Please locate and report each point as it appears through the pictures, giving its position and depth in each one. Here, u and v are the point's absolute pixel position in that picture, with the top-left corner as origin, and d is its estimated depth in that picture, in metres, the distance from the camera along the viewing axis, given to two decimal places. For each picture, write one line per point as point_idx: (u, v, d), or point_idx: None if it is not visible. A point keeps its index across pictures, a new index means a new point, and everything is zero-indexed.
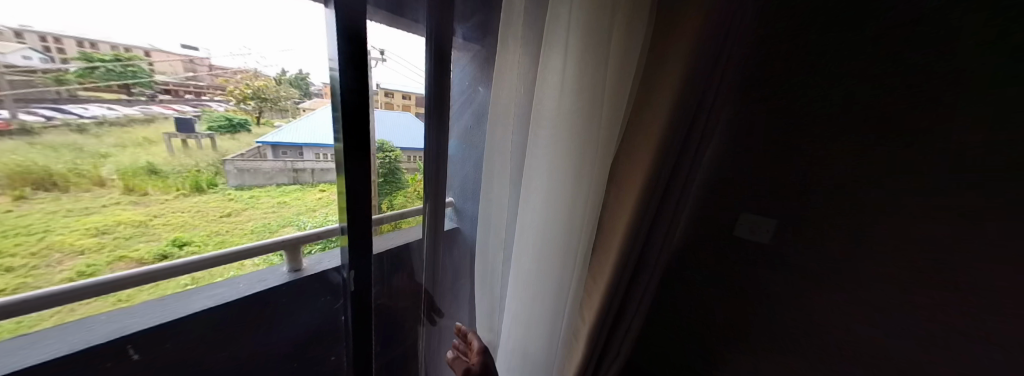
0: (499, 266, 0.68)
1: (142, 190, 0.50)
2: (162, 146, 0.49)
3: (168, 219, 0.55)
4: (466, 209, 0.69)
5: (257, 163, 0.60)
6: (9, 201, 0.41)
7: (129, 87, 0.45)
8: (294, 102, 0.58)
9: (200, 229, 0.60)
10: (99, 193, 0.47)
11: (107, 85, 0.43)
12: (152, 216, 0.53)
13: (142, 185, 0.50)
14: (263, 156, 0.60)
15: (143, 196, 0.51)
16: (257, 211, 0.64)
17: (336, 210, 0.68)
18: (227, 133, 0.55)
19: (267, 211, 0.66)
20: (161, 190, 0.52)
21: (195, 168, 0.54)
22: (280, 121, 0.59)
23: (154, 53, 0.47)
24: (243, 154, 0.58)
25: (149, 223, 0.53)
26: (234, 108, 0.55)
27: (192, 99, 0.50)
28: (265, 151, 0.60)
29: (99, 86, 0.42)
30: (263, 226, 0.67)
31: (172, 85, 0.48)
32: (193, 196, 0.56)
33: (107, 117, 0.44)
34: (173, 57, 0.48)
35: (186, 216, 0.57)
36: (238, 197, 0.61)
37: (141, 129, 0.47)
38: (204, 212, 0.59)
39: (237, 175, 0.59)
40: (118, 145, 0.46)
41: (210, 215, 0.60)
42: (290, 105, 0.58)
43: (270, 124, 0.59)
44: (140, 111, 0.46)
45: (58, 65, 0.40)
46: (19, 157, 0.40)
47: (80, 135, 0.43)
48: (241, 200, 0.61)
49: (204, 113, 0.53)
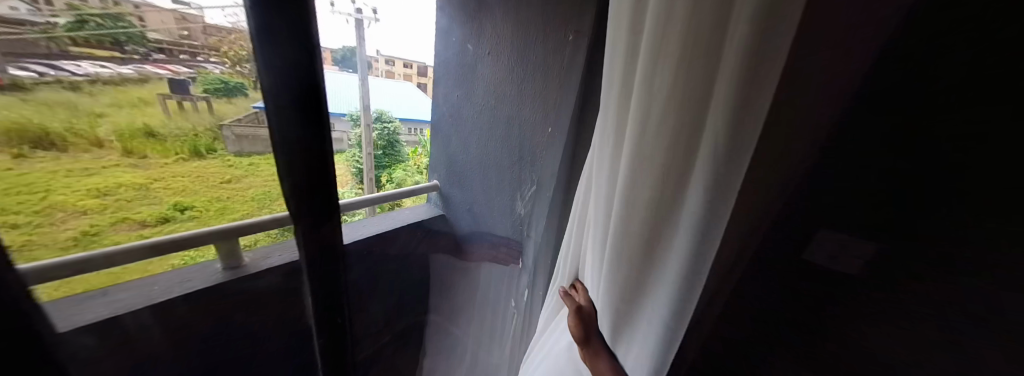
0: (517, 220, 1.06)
1: (140, 153, 0.49)
2: (158, 108, 0.47)
3: (166, 183, 0.54)
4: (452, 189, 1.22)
5: (256, 130, 0.52)
6: (8, 158, 0.40)
7: (121, 45, 0.42)
8: None
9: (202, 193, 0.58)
10: (98, 154, 0.46)
11: (101, 43, 0.41)
12: (151, 179, 0.52)
13: (139, 148, 0.49)
14: (261, 122, 0.51)
15: (143, 159, 0.50)
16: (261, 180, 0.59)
17: (339, 178, 0.72)
18: (222, 96, 0.49)
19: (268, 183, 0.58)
20: (159, 154, 0.51)
21: (194, 131, 0.51)
22: None
23: (144, 8, 0.42)
24: (241, 119, 0.51)
25: (149, 186, 0.53)
26: (229, 71, 0.47)
27: (188, 59, 0.46)
28: (261, 117, 0.51)
29: (92, 42, 0.41)
30: (262, 195, 0.60)
31: (166, 44, 0.44)
32: (194, 160, 0.53)
33: (99, 75, 0.42)
34: (165, 14, 0.43)
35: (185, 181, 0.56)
36: (239, 164, 0.56)
37: (137, 89, 0.45)
38: (205, 177, 0.56)
39: (236, 142, 0.53)
40: (112, 105, 0.44)
41: (211, 180, 0.57)
42: None
43: (263, 90, 0.49)
44: (133, 70, 0.44)
45: (47, 18, 0.38)
46: (17, 115, 0.39)
47: (73, 93, 0.41)
48: (243, 167, 0.57)
49: (199, 74, 0.47)
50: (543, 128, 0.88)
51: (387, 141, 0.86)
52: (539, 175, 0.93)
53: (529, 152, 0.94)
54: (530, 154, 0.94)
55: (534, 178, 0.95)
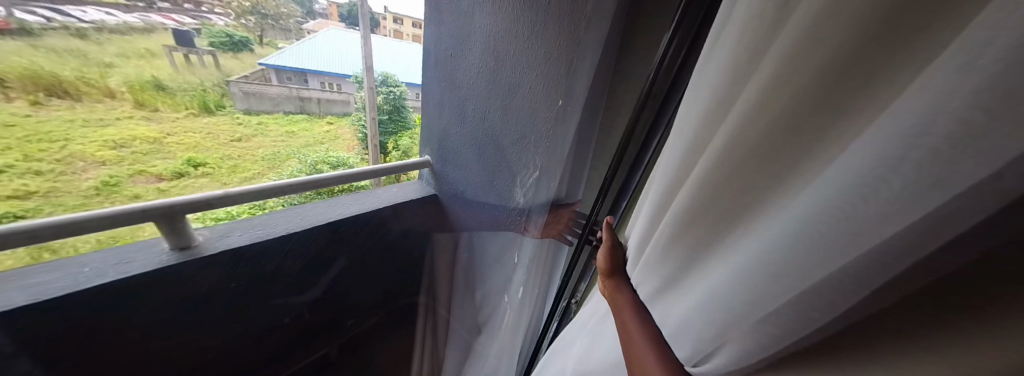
0: (516, 229, 0.73)
1: (152, 106, 0.48)
2: (164, 60, 0.47)
3: (180, 139, 0.52)
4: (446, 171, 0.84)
5: (263, 88, 0.58)
6: (27, 106, 0.39)
7: None
8: (298, 21, 0.59)
9: (213, 153, 0.56)
10: (110, 105, 0.45)
11: None
12: (164, 134, 0.50)
13: (151, 101, 0.47)
14: (268, 80, 0.59)
15: (154, 112, 0.49)
16: (268, 138, 0.62)
17: (345, 142, 0.75)
18: (229, 52, 0.52)
19: (279, 139, 0.63)
20: (171, 108, 0.50)
21: (202, 87, 0.51)
22: (283, 42, 0.58)
23: None
24: (248, 75, 0.55)
25: (163, 141, 0.50)
26: (235, 24, 0.52)
27: (191, 10, 0.49)
28: (269, 75, 0.59)
29: None
30: (274, 155, 0.62)
31: None
32: (203, 116, 0.53)
33: (106, 23, 0.42)
34: None
35: (197, 138, 0.53)
36: (247, 122, 0.58)
37: (142, 39, 0.45)
38: (216, 135, 0.55)
39: (244, 99, 0.56)
40: (121, 56, 0.43)
41: (221, 139, 0.56)
42: (295, 25, 0.59)
43: (273, 46, 0.57)
44: (139, 19, 0.44)
45: None
46: (29, 60, 0.37)
47: (83, 41, 0.40)
48: (250, 126, 0.59)
49: (202, 26, 0.49)
50: (550, 100, 0.51)
51: (393, 107, 0.83)
52: (543, 169, 0.58)
53: (533, 137, 0.56)
54: (534, 143, 0.57)
55: (533, 169, 0.60)
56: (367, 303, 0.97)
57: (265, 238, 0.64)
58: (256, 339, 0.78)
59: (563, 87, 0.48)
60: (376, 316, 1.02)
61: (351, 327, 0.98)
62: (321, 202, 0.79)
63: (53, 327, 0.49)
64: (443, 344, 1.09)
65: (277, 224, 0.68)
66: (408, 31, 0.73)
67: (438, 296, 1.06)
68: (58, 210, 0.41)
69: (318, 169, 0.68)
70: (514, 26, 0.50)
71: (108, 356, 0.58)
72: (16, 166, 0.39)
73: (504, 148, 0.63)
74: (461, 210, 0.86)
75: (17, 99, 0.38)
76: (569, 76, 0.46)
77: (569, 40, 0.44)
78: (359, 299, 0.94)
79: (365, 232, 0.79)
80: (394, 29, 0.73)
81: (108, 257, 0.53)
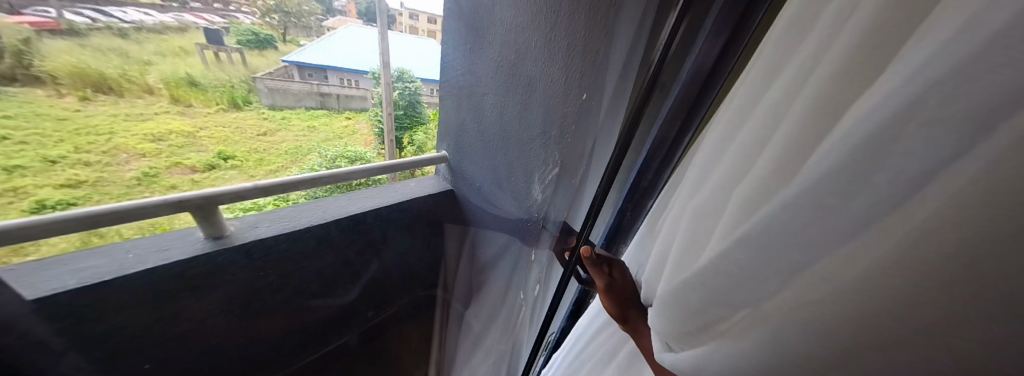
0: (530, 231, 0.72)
1: (186, 101, 0.50)
2: (197, 58, 0.49)
3: (211, 133, 0.54)
4: (461, 167, 0.88)
5: (285, 84, 0.59)
6: (76, 101, 0.42)
7: None
8: (318, 19, 0.60)
9: (240, 146, 0.58)
10: (149, 101, 0.48)
11: None
12: (197, 128, 0.53)
13: (186, 97, 0.50)
14: (291, 77, 0.59)
15: (188, 108, 0.51)
16: (291, 133, 0.64)
17: (362, 137, 0.76)
18: (255, 49, 0.53)
19: (301, 134, 0.65)
20: (203, 103, 0.52)
21: (230, 83, 0.53)
22: (304, 40, 0.59)
23: None
24: (272, 72, 0.57)
25: (196, 134, 0.53)
26: (260, 23, 0.53)
27: (220, 9, 0.50)
28: (292, 72, 0.59)
29: None
30: (296, 149, 0.66)
31: None
32: (231, 112, 0.55)
33: (144, 23, 0.45)
34: None
35: (226, 132, 0.56)
36: (273, 117, 0.60)
37: (177, 37, 0.47)
38: (243, 129, 0.57)
39: (269, 95, 0.58)
40: (158, 53, 0.46)
41: (247, 133, 0.58)
42: (315, 23, 0.59)
43: (295, 43, 0.58)
44: (174, 19, 0.47)
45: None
46: (77, 58, 0.40)
47: (123, 40, 0.43)
48: (275, 120, 0.60)
49: (231, 25, 0.51)
50: (574, 96, 0.49)
51: (409, 102, 0.81)
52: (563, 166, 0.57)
53: (552, 133, 0.56)
54: (554, 140, 0.56)
55: (553, 165, 0.58)
56: (384, 295, 1.01)
57: (292, 229, 0.71)
58: (280, 324, 0.83)
59: (587, 80, 0.47)
60: (391, 310, 1.05)
61: (370, 319, 1.01)
62: (342, 196, 0.82)
63: (108, 304, 0.55)
64: (454, 337, 1.11)
65: (300, 217, 0.74)
66: (424, 28, 0.73)
67: (450, 290, 1.08)
68: (105, 199, 0.48)
69: (336, 164, 0.74)
70: (538, 21, 0.50)
71: (153, 335, 0.64)
72: (68, 157, 0.43)
73: (524, 145, 0.64)
74: (479, 204, 0.87)
75: (68, 95, 0.41)
76: (598, 66, 0.44)
77: (599, 32, 0.42)
78: (376, 292, 0.98)
79: (377, 224, 0.83)
80: (411, 25, 0.72)
81: (148, 245, 0.58)
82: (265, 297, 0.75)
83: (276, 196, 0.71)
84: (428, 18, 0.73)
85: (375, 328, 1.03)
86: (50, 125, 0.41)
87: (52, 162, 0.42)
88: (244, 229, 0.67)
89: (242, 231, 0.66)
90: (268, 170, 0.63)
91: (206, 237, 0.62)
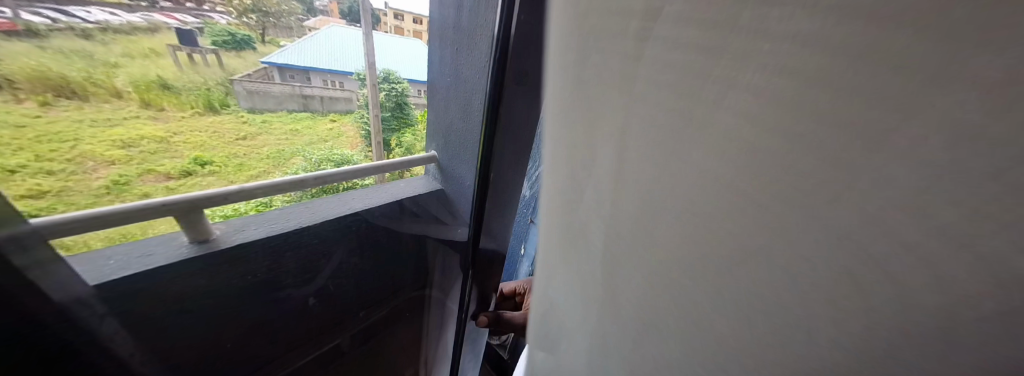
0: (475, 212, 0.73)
1: (158, 105, 0.48)
2: (169, 60, 0.47)
3: (186, 138, 0.52)
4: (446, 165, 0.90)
5: (265, 86, 0.57)
6: (36, 106, 0.40)
7: None
8: (299, 19, 0.57)
9: (219, 150, 0.56)
10: (117, 105, 0.45)
11: None
12: (170, 133, 0.51)
13: (157, 100, 0.48)
14: (271, 78, 0.57)
15: (161, 112, 0.49)
16: (272, 137, 0.61)
17: (348, 140, 0.73)
18: (231, 50, 0.51)
19: (283, 137, 0.62)
20: (176, 107, 0.50)
21: (205, 86, 0.51)
22: (285, 40, 0.57)
23: None
24: (250, 74, 0.54)
25: (170, 140, 0.51)
26: (237, 23, 0.51)
27: (193, 9, 0.47)
28: (272, 73, 0.57)
29: None
30: (279, 154, 0.63)
31: None
32: (207, 116, 0.53)
33: (110, 23, 0.42)
34: None
35: (203, 137, 0.54)
36: (253, 120, 0.57)
37: (146, 39, 0.45)
38: (222, 134, 0.55)
39: (248, 97, 0.55)
40: (125, 55, 0.44)
41: (226, 138, 0.56)
42: (296, 23, 0.57)
43: (275, 43, 0.56)
44: (142, 19, 0.44)
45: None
46: (35, 61, 0.38)
47: (88, 42, 0.41)
48: (256, 124, 0.58)
49: (205, 25, 0.48)
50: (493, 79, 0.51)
51: (396, 104, 0.78)
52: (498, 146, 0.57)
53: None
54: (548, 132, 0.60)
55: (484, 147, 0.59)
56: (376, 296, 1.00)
57: (280, 231, 0.72)
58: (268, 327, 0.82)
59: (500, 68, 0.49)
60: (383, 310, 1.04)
61: (362, 321, 1.00)
62: (330, 198, 0.79)
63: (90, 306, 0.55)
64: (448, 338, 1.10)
65: (290, 219, 0.74)
66: (410, 28, 0.72)
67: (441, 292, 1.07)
68: (72, 210, 0.45)
69: (320, 167, 0.72)
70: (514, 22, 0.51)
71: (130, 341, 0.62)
72: (28, 166, 0.41)
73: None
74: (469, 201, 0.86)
75: (25, 100, 0.39)
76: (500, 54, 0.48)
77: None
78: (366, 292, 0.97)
79: (363, 224, 0.84)
80: (396, 25, 0.70)
81: (132, 250, 0.55)
82: (251, 297, 0.76)
83: (258, 200, 0.67)
84: (413, 17, 0.72)
85: (367, 329, 1.01)
86: (5, 131, 0.39)
87: (11, 171, 0.40)
88: (230, 233, 0.66)
89: (228, 235, 0.65)
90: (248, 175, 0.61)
91: (191, 241, 0.61)
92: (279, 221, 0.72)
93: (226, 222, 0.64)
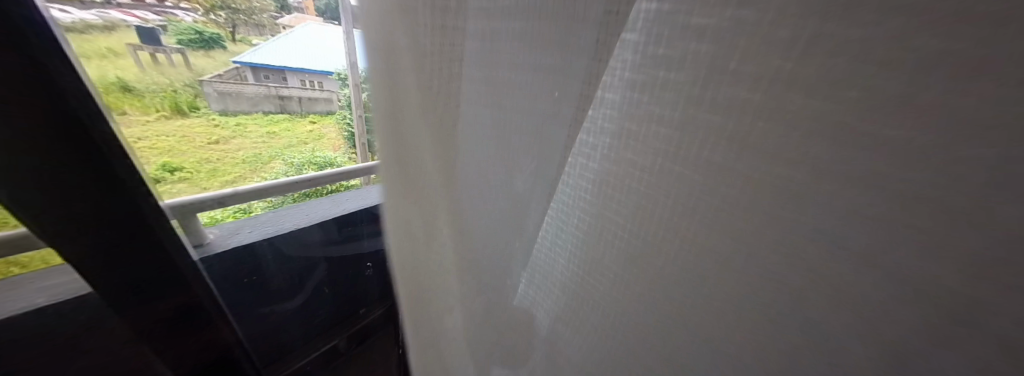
0: None
1: (119, 109, 0.44)
2: (128, 60, 0.44)
3: (152, 143, 0.49)
4: None
5: (239, 87, 0.53)
6: None
7: None
8: (273, 16, 0.50)
9: (189, 155, 0.54)
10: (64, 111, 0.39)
11: None
12: (136, 139, 0.46)
13: (118, 104, 0.43)
14: (244, 79, 0.53)
15: (122, 117, 0.44)
16: (249, 140, 0.59)
17: (331, 143, 0.67)
18: (199, 49, 0.48)
19: (261, 139, 0.60)
20: (139, 110, 0.46)
21: (170, 87, 0.48)
22: (257, 39, 0.51)
23: None
24: (221, 75, 0.51)
25: (135, 147, 0.47)
26: (203, 20, 0.46)
27: (154, 5, 0.43)
28: (245, 73, 0.53)
29: None
30: (255, 157, 0.61)
31: None
32: (175, 119, 0.50)
33: (60, 22, 0.37)
34: None
35: (170, 142, 0.51)
36: (225, 123, 0.54)
37: (100, 38, 0.41)
38: (192, 138, 0.53)
39: (219, 99, 0.52)
40: (79, 54, 0.39)
41: (197, 141, 0.53)
42: (270, 21, 0.50)
43: (246, 42, 0.51)
44: (97, 16, 0.40)
45: None
46: None
47: (68, 34, 0.38)
48: (229, 127, 0.55)
49: (169, 23, 0.45)
50: None
51: None
52: None
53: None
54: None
55: None
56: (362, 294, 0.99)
57: (274, 233, 0.75)
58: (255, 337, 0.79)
59: None
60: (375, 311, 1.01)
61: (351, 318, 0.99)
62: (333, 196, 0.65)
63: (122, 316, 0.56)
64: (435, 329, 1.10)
65: (282, 221, 0.77)
66: None
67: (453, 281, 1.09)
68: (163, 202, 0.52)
69: (302, 170, 0.70)
70: None
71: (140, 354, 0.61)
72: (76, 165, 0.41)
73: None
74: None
75: None
76: None
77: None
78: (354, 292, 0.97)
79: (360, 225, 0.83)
80: None
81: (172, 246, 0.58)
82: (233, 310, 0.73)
83: (236, 207, 0.68)
84: None
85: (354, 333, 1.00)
86: None
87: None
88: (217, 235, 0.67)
89: (215, 238, 0.66)
90: (212, 175, 0.58)
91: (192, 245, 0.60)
92: (262, 221, 0.73)
93: (215, 225, 0.66)
